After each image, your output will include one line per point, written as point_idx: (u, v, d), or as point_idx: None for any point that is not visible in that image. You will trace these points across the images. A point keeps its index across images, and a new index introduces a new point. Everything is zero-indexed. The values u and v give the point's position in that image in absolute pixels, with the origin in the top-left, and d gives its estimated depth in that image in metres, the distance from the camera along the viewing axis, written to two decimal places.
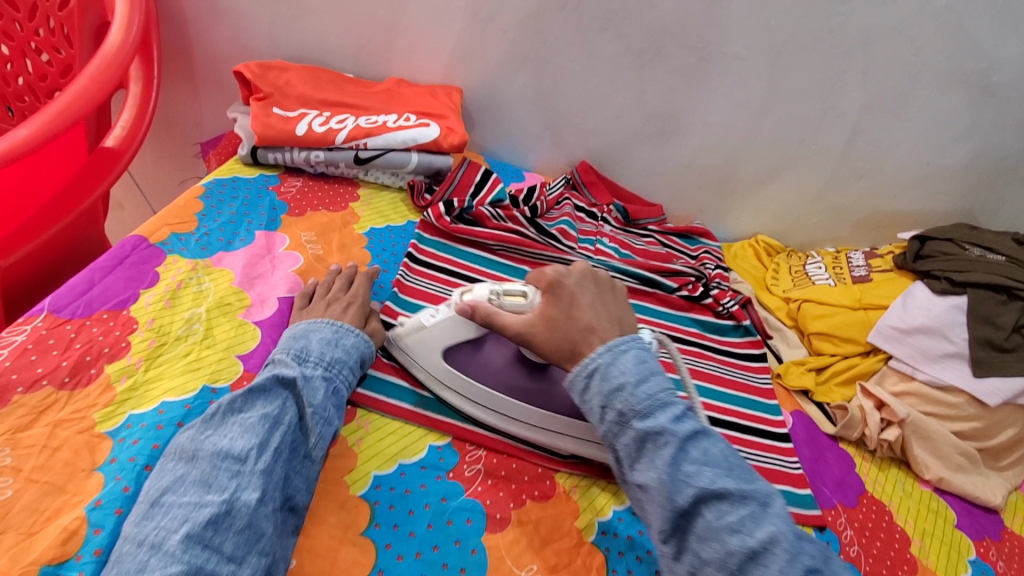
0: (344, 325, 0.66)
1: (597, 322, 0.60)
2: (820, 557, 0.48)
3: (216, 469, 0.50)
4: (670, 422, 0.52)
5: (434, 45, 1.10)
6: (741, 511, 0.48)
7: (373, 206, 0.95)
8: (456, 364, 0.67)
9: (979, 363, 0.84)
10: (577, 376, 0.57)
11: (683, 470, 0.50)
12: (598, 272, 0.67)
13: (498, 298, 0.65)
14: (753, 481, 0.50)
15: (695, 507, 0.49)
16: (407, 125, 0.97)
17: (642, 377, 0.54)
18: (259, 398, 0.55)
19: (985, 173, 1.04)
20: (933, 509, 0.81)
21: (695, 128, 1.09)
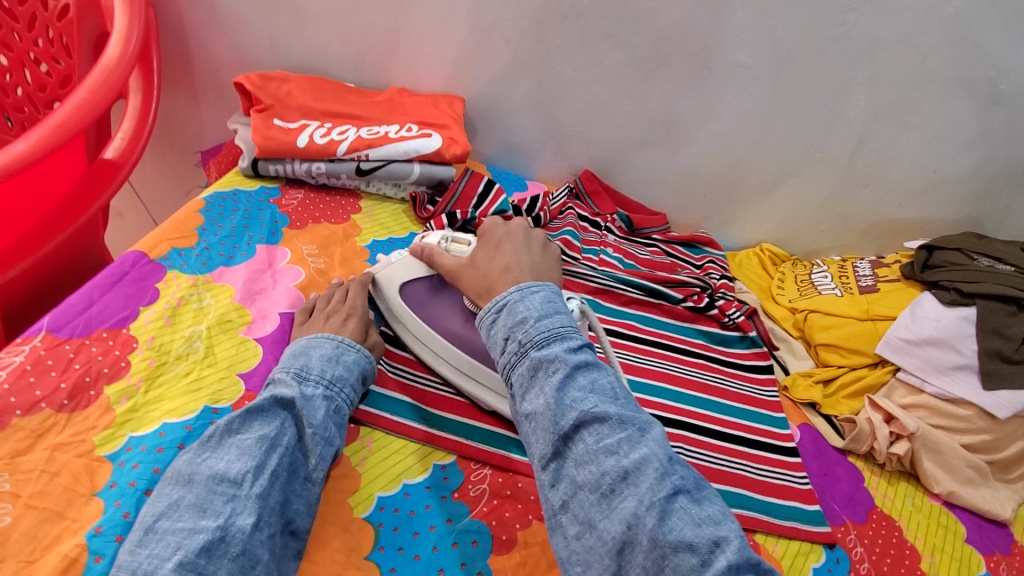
0: (344, 340, 0.65)
1: (516, 265, 0.66)
2: (692, 482, 0.50)
3: (211, 493, 0.50)
4: (564, 352, 0.55)
5: (435, 54, 1.10)
6: (618, 434, 0.51)
7: (375, 218, 0.95)
8: (429, 317, 0.72)
9: (989, 375, 0.83)
10: (488, 312, 0.61)
11: (570, 397, 0.53)
12: (535, 236, 0.74)
13: (444, 242, 0.74)
14: (636, 411, 0.54)
15: (577, 430, 0.52)
16: (409, 135, 0.96)
17: (545, 313, 0.58)
18: (257, 419, 0.55)
19: (992, 181, 1.04)
20: (943, 524, 0.80)
21: (699, 136, 1.08)
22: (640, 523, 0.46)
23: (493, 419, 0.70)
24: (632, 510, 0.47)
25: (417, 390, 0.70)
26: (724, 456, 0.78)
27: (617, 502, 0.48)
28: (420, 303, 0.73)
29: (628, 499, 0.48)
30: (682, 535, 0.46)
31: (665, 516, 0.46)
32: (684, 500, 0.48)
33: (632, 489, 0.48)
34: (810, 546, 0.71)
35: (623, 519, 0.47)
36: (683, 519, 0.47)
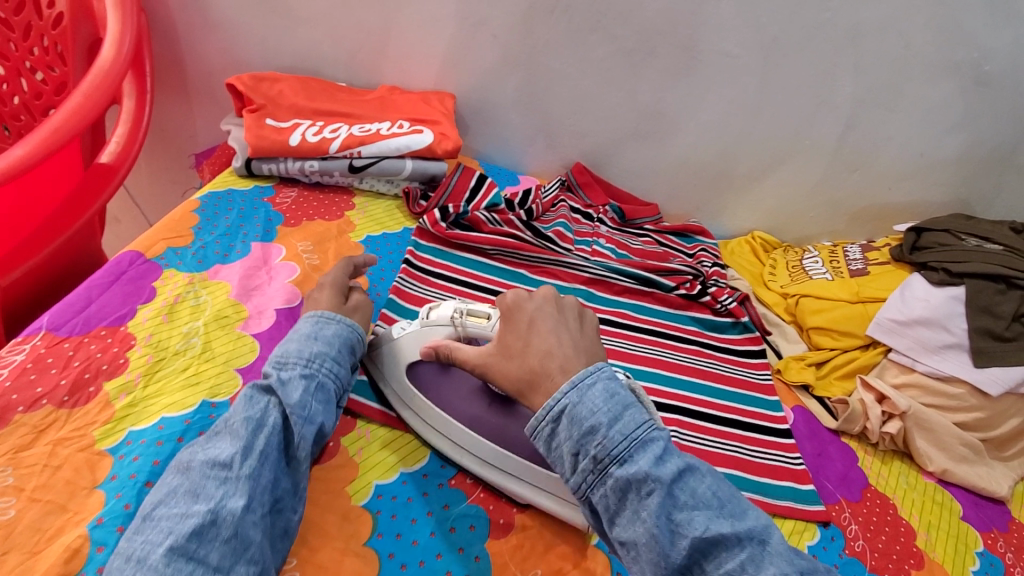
0: (321, 313, 0.65)
1: (558, 347, 0.56)
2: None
3: (203, 478, 0.50)
4: (653, 466, 0.48)
5: (425, 51, 1.11)
6: (739, 555, 0.46)
7: (369, 214, 0.96)
8: (444, 404, 0.64)
9: (980, 353, 0.84)
10: (541, 421, 0.52)
11: (675, 521, 0.47)
12: (567, 301, 0.63)
13: (459, 319, 0.64)
14: (742, 514, 0.48)
15: (690, 557, 0.46)
16: (400, 132, 0.97)
17: (613, 414, 0.50)
18: (242, 404, 0.55)
19: (980, 163, 1.04)
20: (938, 501, 0.81)
21: (689, 126, 1.09)
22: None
23: None
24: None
25: None
26: (719, 439, 0.79)
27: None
28: (435, 387, 0.65)
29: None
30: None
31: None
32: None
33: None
34: (804, 525, 0.72)
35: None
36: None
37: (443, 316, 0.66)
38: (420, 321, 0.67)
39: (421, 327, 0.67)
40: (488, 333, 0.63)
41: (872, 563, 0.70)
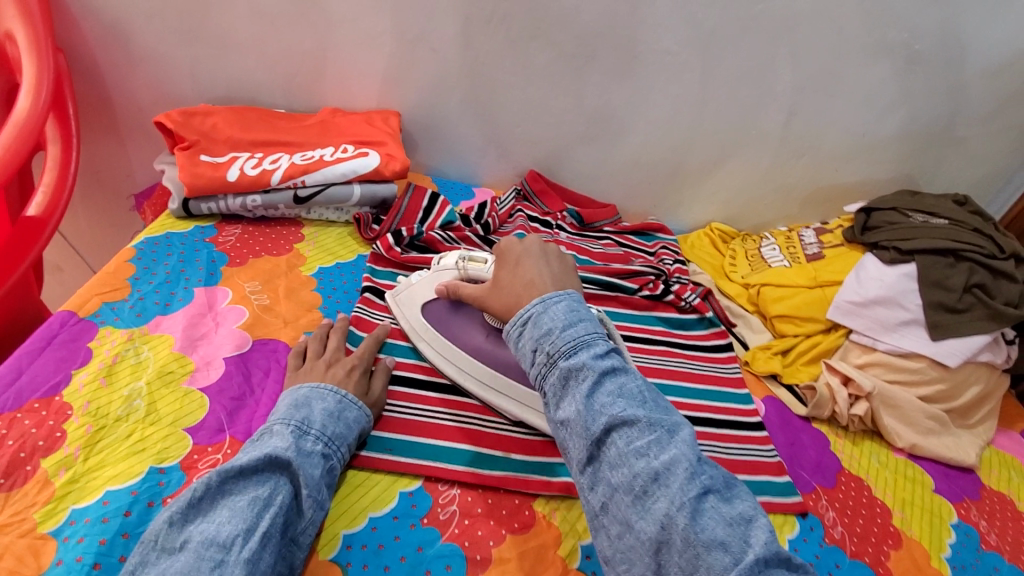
0: (348, 395, 0.64)
1: (540, 278, 0.60)
2: (723, 482, 0.46)
3: (198, 559, 0.46)
4: (589, 358, 0.51)
5: (364, 70, 1.08)
6: (650, 437, 0.47)
7: (320, 244, 0.92)
8: (451, 334, 0.75)
9: (935, 326, 0.86)
10: (512, 326, 0.56)
11: (599, 402, 0.49)
12: (552, 246, 0.67)
13: (462, 264, 0.74)
14: (666, 413, 0.50)
15: (609, 436, 0.48)
16: (345, 157, 0.94)
17: (569, 321, 0.54)
18: (252, 478, 0.53)
19: (919, 138, 1.07)
20: (910, 476, 0.82)
21: (638, 126, 1.09)
22: (673, 523, 0.43)
23: (459, 437, 0.69)
24: (664, 512, 0.44)
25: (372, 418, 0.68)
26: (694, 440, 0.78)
27: (651, 504, 0.45)
28: (442, 320, 0.76)
29: (662, 503, 0.44)
30: (716, 534, 0.42)
31: (696, 516, 0.43)
32: (715, 499, 0.44)
33: (664, 492, 0.44)
34: (784, 518, 0.72)
35: (657, 521, 0.44)
36: (716, 518, 0.43)
37: (450, 263, 0.77)
38: (432, 269, 0.79)
39: (432, 272, 0.78)
40: (485, 274, 0.73)
41: (852, 549, 0.70)
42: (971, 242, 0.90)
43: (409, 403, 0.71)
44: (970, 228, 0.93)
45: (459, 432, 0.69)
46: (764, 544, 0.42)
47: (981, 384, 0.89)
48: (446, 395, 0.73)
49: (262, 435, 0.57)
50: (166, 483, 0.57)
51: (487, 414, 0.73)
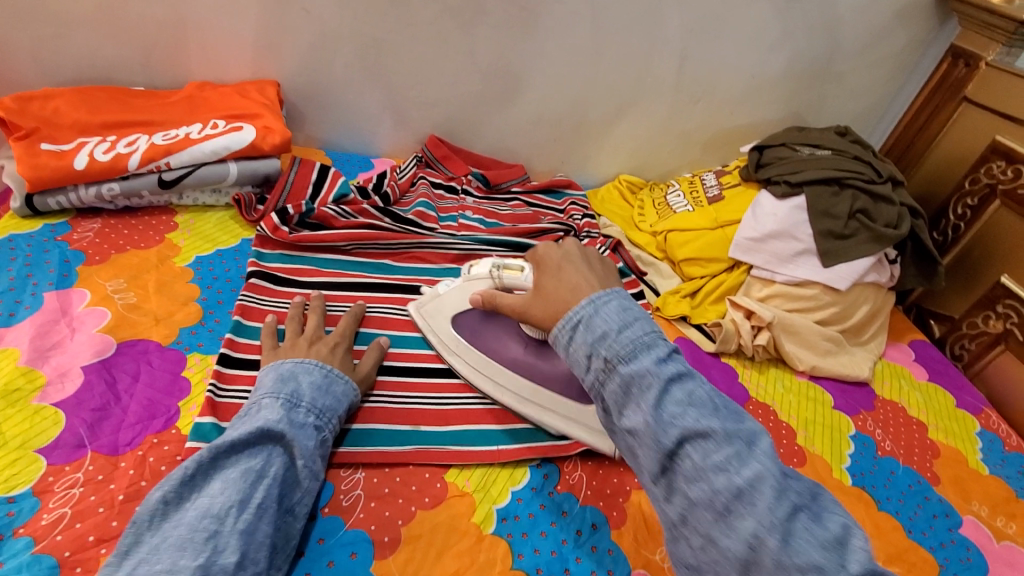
0: (334, 369, 0.62)
1: (587, 281, 0.53)
2: (809, 495, 0.41)
3: (193, 531, 0.45)
4: (653, 363, 0.44)
5: (232, 37, 0.98)
6: (728, 450, 0.41)
7: (196, 231, 0.84)
8: (485, 347, 0.72)
9: (826, 254, 0.90)
10: (560, 330, 0.49)
11: (669, 412, 0.43)
12: (593, 251, 0.59)
13: (498, 274, 0.72)
14: (741, 419, 0.44)
15: (681, 449, 0.42)
16: (215, 132, 0.85)
17: (623, 321, 0.47)
18: (243, 452, 0.51)
19: (803, 75, 1.11)
20: (811, 397, 0.87)
21: (535, 81, 1.06)
22: (763, 545, 0.38)
23: (363, 417, 0.65)
24: (753, 532, 0.38)
25: None
26: None
27: (736, 524, 0.39)
28: (475, 331, 0.74)
29: (750, 524, 0.39)
30: (815, 560, 0.37)
31: (790, 539, 0.38)
32: (805, 518, 0.39)
33: (747, 510, 0.39)
34: None
35: (745, 541, 0.39)
36: (811, 541, 0.38)
37: (483, 272, 0.76)
38: (462, 278, 0.77)
39: (464, 281, 0.77)
40: (523, 283, 0.71)
41: None
42: (853, 170, 0.94)
43: None
44: (851, 157, 0.97)
45: (363, 412, 0.65)
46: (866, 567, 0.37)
47: (870, 303, 0.95)
48: None
49: (250, 409, 0.55)
50: (17, 513, 0.50)
51: (396, 391, 0.69)
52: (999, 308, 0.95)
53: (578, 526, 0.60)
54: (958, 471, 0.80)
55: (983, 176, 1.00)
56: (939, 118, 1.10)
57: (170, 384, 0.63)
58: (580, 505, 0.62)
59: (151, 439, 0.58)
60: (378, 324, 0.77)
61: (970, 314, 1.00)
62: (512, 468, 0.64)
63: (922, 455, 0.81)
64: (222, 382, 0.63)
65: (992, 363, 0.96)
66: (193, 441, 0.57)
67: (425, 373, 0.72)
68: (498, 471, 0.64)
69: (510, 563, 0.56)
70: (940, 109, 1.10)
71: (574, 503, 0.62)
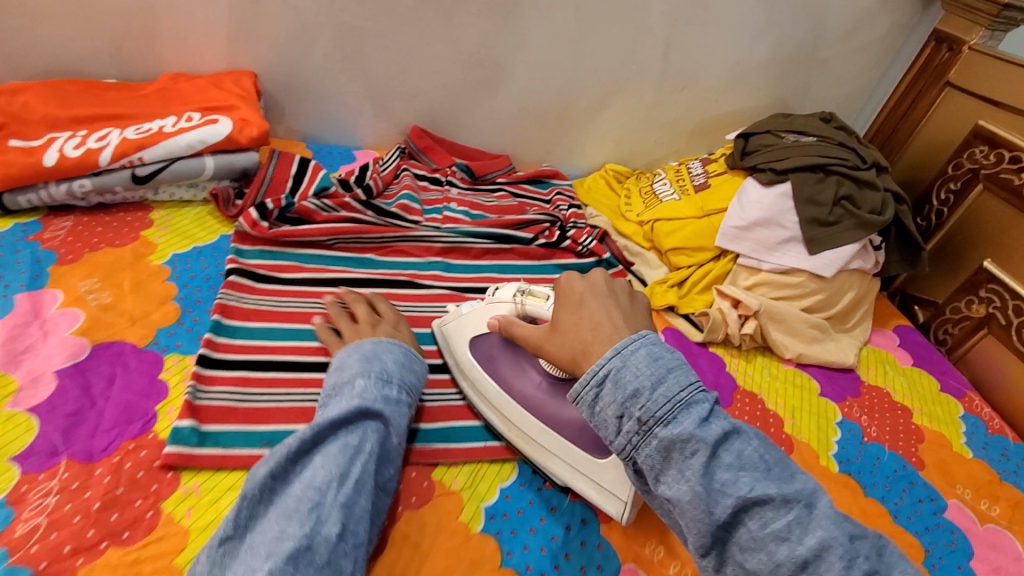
0: (411, 349, 0.66)
1: (609, 320, 0.52)
2: (876, 555, 0.41)
3: (298, 501, 0.48)
4: (698, 426, 0.43)
5: (206, 27, 0.95)
6: (788, 517, 0.40)
7: (173, 228, 0.81)
8: (499, 376, 0.68)
9: (812, 241, 0.90)
10: (584, 386, 0.47)
11: (720, 479, 0.42)
12: (620, 284, 0.58)
13: (521, 300, 0.67)
14: (793, 479, 0.43)
15: (737, 518, 0.41)
16: (189, 126, 0.83)
17: (657, 376, 0.45)
18: (342, 428, 0.53)
19: (788, 62, 1.10)
20: (798, 384, 0.88)
21: (518, 69, 1.04)
22: None
23: None
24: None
25: (245, 412, 0.61)
26: None
27: None
28: (491, 358, 0.69)
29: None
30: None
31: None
32: None
33: None
34: None
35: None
36: None
37: (506, 296, 0.70)
38: (485, 301, 0.72)
39: (486, 304, 0.72)
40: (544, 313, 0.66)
41: None
42: (837, 156, 0.94)
43: (291, 388, 0.65)
44: (835, 143, 0.97)
45: None
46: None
47: (855, 290, 0.95)
48: None
49: (344, 385, 0.58)
50: None
51: None
52: (981, 293, 0.96)
53: (567, 521, 0.60)
54: (942, 455, 0.81)
55: (966, 161, 1.00)
56: (922, 103, 1.11)
57: (147, 387, 0.61)
58: (569, 499, 0.62)
59: (129, 444, 0.56)
60: None
61: (953, 298, 1.01)
62: (500, 463, 0.64)
63: (906, 440, 0.82)
64: (202, 383, 0.62)
65: (975, 347, 0.97)
66: (171, 446, 0.56)
67: None
68: (486, 468, 0.63)
69: (499, 560, 0.56)
70: (923, 95, 1.10)
71: (563, 498, 0.62)
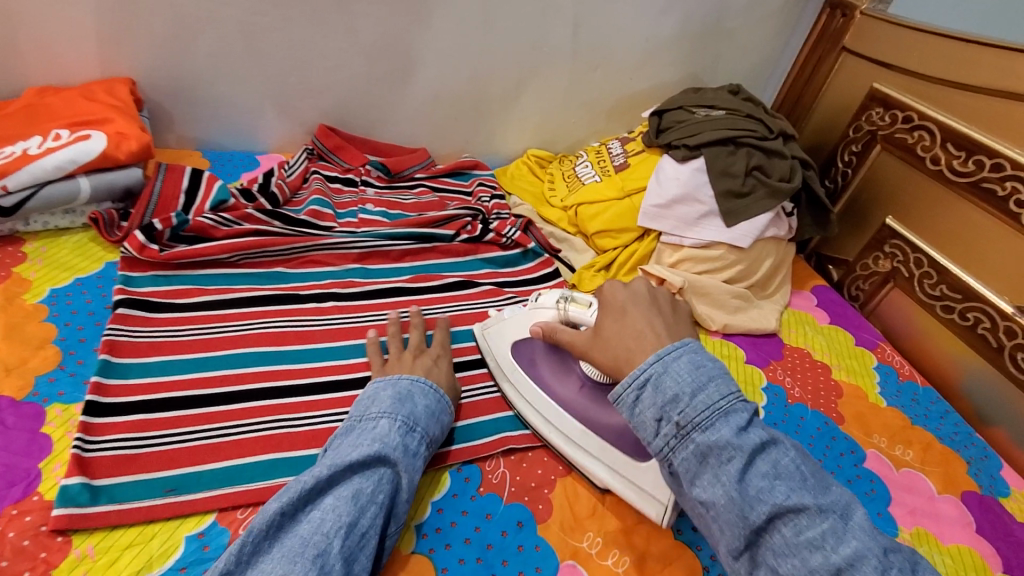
0: (444, 394, 0.62)
1: (651, 329, 0.54)
2: (909, 569, 0.42)
3: (303, 545, 0.45)
4: (735, 434, 0.45)
5: (67, 31, 0.85)
6: (822, 525, 0.42)
7: (49, 260, 0.73)
8: (541, 380, 0.69)
9: (728, 214, 0.92)
10: (624, 388, 0.49)
11: (754, 487, 0.44)
12: (661, 292, 0.60)
13: (563, 307, 0.66)
14: (827, 491, 0.45)
15: (770, 524, 0.43)
16: (57, 145, 0.75)
17: (697, 384, 0.47)
18: (358, 472, 0.50)
19: (696, 35, 1.11)
20: (725, 354, 0.90)
21: (425, 58, 1.00)
22: None
23: (257, 445, 0.60)
24: None
25: (146, 458, 0.56)
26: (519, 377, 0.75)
27: None
28: (533, 361, 0.70)
29: None
30: None
31: None
32: None
33: None
34: None
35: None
36: None
37: (549, 301, 0.69)
38: (529, 305, 0.71)
39: (529, 309, 0.71)
40: (587, 319, 0.64)
41: None
42: (746, 127, 0.95)
43: (196, 425, 0.60)
44: (744, 115, 0.99)
45: (258, 441, 0.60)
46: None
47: (772, 257, 0.98)
48: (244, 401, 0.63)
49: (367, 422, 0.55)
50: None
51: (296, 410, 0.64)
52: (887, 248, 1.01)
53: (503, 527, 0.59)
54: (860, 407, 0.85)
55: (865, 124, 1.05)
56: (822, 69, 1.14)
57: (28, 444, 0.55)
58: (504, 504, 0.61)
59: (9, 511, 0.51)
60: (274, 341, 0.70)
61: (862, 256, 1.06)
62: (432, 474, 0.62)
63: (827, 396, 0.86)
64: (90, 434, 0.56)
65: (884, 300, 1.03)
66: (60, 508, 0.50)
67: (330, 388, 0.67)
68: (415, 482, 0.61)
69: None
70: (823, 62, 1.14)
71: (498, 504, 0.61)
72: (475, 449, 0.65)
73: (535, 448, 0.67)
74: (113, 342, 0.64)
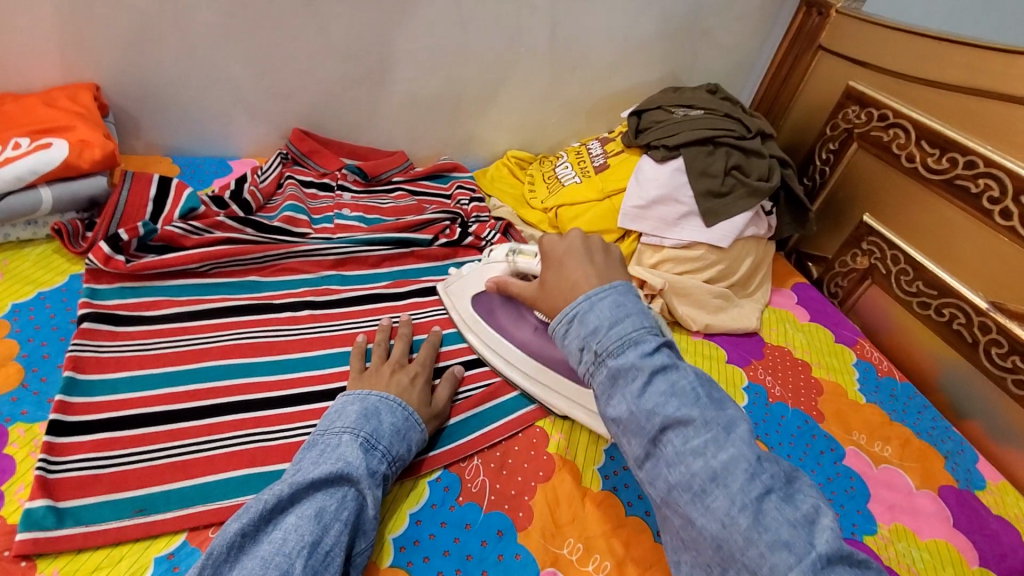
0: (414, 413, 0.61)
1: (585, 278, 0.53)
2: (785, 479, 0.43)
3: (264, 567, 0.44)
4: (639, 357, 0.46)
5: (27, 36, 0.82)
6: (705, 436, 0.43)
7: (11, 273, 0.71)
8: (499, 327, 0.76)
9: (708, 214, 0.91)
10: (556, 323, 0.50)
11: (651, 400, 0.44)
12: (598, 238, 0.58)
13: (512, 259, 0.72)
14: (722, 407, 0.45)
15: (663, 436, 0.44)
16: (17, 154, 0.72)
17: (616, 318, 0.48)
18: (320, 490, 0.49)
19: (673, 35, 1.11)
20: (707, 355, 0.90)
21: (401, 60, 0.98)
22: (734, 523, 0.40)
23: (231, 461, 0.58)
24: (726, 511, 0.41)
25: (113, 478, 0.54)
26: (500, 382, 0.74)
27: (711, 503, 0.41)
28: (491, 312, 0.77)
29: (722, 504, 0.41)
30: (781, 537, 0.40)
31: (759, 517, 0.40)
32: (775, 500, 0.41)
33: (725, 495, 0.41)
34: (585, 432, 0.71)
35: (720, 521, 0.41)
36: (777, 519, 0.40)
37: (499, 256, 0.76)
38: (484, 260, 0.78)
39: (483, 264, 0.77)
40: (534, 269, 0.71)
41: None
42: (724, 127, 0.95)
43: (166, 442, 0.58)
44: (722, 115, 0.99)
45: (231, 456, 0.59)
46: (831, 545, 0.40)
47: (752, 256, 0.98)
48: (216, 416, 0.61)
49: (329, 440, 0.54)
50: None
51: (271, 423, 0.62)
52: (864, 245, 1.02)
53: (484, 537, 0.58)
54: (840, 405, 0.86)
55: (841, 122, 1.05)
56: (799, 68, 1.15)
57: None
58: (484, 513, 0.60)
59: None
60: (247, 353, 0.68)
61: (841, 253, 1.07)
62: (412, 485, 0.61)
63: (807, 394, 0.86)
64: (54, 454, 0.54)
65: (863, 296, 1.04)
66: (23, 533, 0.49)
67: (305, 400, 0.65)
68: (394, 494, 0.60)
69: None
70: (799, 60, 1.15)
71: (478, 513, 0.60)
72: (455, 458, 0.64)
73: (516, 455, 0.67)
74: (78, 359, 0.62)
